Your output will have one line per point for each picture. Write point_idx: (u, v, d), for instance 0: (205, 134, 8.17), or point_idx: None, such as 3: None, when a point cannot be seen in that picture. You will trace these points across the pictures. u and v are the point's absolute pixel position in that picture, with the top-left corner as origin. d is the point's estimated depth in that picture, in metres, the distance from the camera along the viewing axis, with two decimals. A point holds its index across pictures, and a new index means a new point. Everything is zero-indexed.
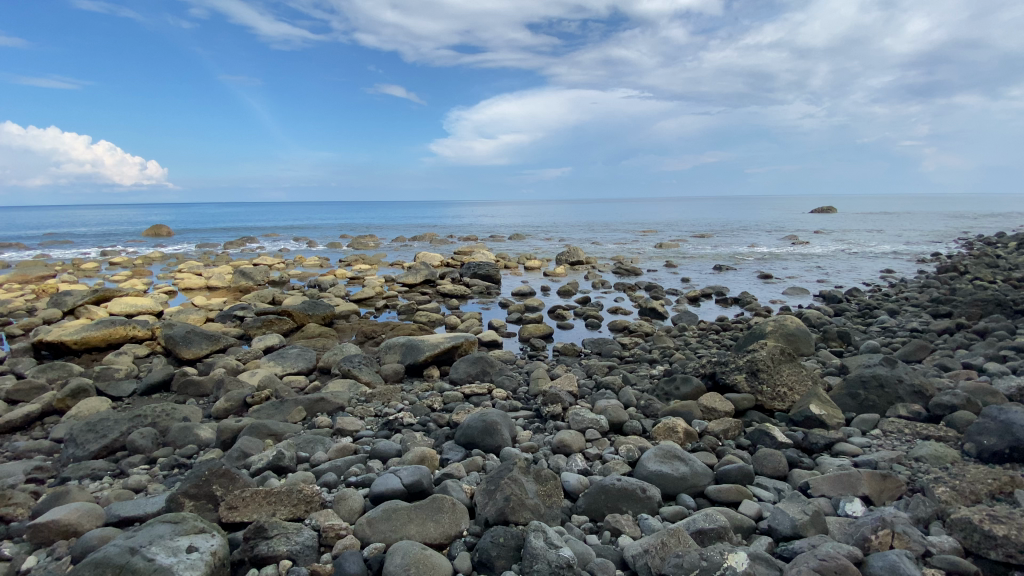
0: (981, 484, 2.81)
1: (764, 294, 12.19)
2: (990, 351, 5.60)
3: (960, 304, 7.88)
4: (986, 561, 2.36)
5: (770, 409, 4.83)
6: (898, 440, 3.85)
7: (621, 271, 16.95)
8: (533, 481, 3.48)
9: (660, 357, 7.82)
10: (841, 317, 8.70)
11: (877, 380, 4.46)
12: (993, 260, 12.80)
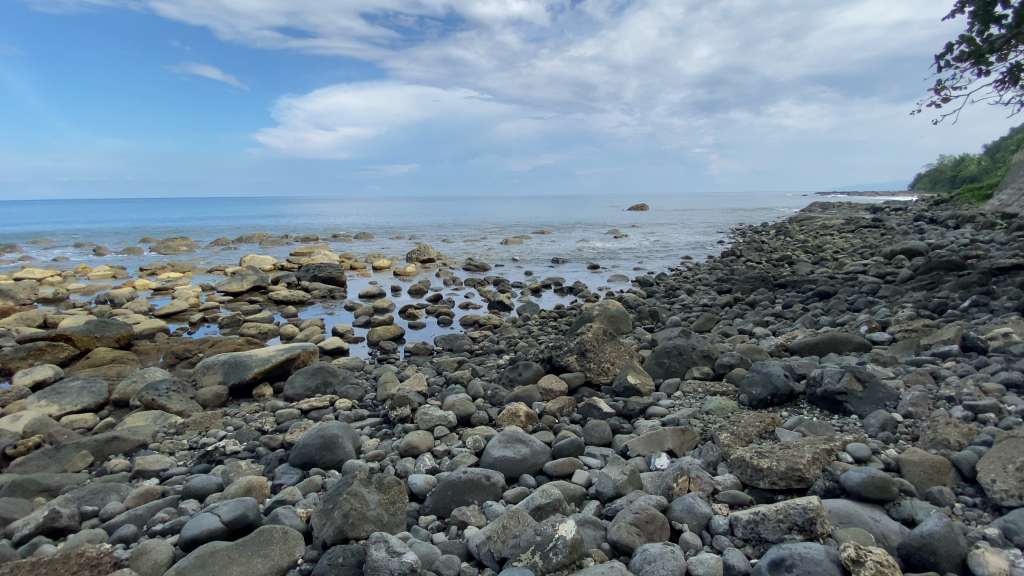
0: (751, 427, 3.44)
1: (596, 282, 13.52)
2: (755, 318, 6.99)
3: (736, 283, 9.72)
4: (758, 489, 2.80)
5: (597, 384, 5.36)
6: (694, 398, 4.56)
7: (469, 267, 17.29)
8: (376, 490, 3.32)
9: (505, 347, 8.16)
10: (655, 298, 10.06)
11: (677, 349, 5.23)
12: (758, 245, 16.06)
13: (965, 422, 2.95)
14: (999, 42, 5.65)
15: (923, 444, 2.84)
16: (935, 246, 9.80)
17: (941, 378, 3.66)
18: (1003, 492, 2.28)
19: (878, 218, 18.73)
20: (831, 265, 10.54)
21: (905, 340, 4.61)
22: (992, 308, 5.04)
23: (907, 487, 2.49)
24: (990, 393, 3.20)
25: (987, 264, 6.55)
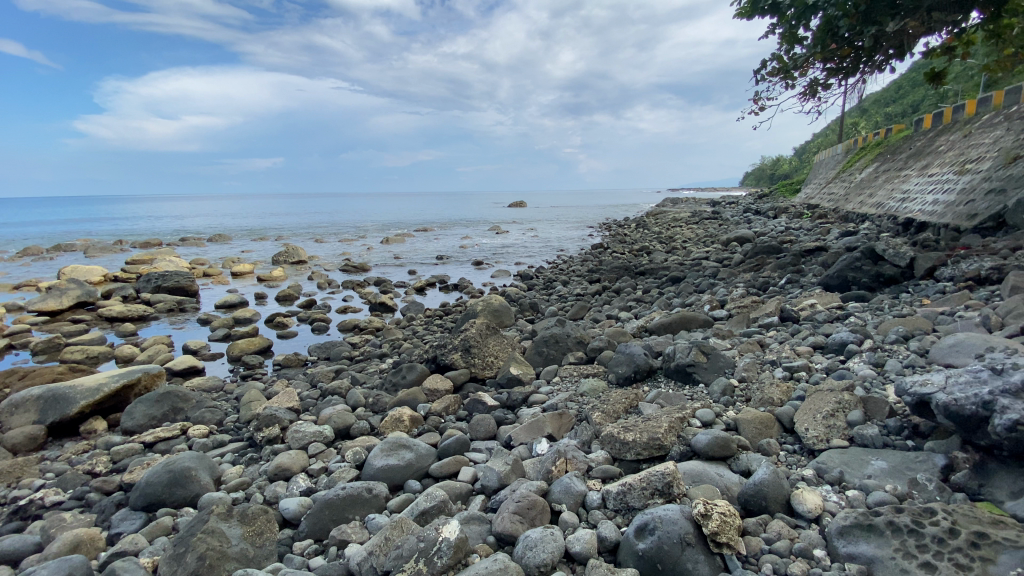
0: (620, 404, 3.73)
1: (479, 278, 13.66)
2: (622, 304, 7.61)
3: (605, 272, 10.50)
4: (626, 461, 3.04)
5: (481, 378, 5.40)
6: (571, 381, 4.81)
7: (347, 268, 16.37)
8: (239, 524, 2.98)
9: (388, 350, 7.86)
10: (534, 290, 10.46)
11: (555, 338, 5.49)
12: (623, 237, 17.51)
13: (785, 380, 3.49)
14: (799, 61, 6.78)
15: (754, 403, 3.30)
16: (760, 233, 11.55)
17: (766, 345, 4.32)
18: (814, 438, 2.70)
19: (717, 210, 21.56)
20: (682, 253, 11.88)
21: (739, 315, 5.35)
22: (801, 284, 6.07)
23: (744, 443, 2.86)
24: (801, 354, 3.84)
25: (797, 247, 7.88)
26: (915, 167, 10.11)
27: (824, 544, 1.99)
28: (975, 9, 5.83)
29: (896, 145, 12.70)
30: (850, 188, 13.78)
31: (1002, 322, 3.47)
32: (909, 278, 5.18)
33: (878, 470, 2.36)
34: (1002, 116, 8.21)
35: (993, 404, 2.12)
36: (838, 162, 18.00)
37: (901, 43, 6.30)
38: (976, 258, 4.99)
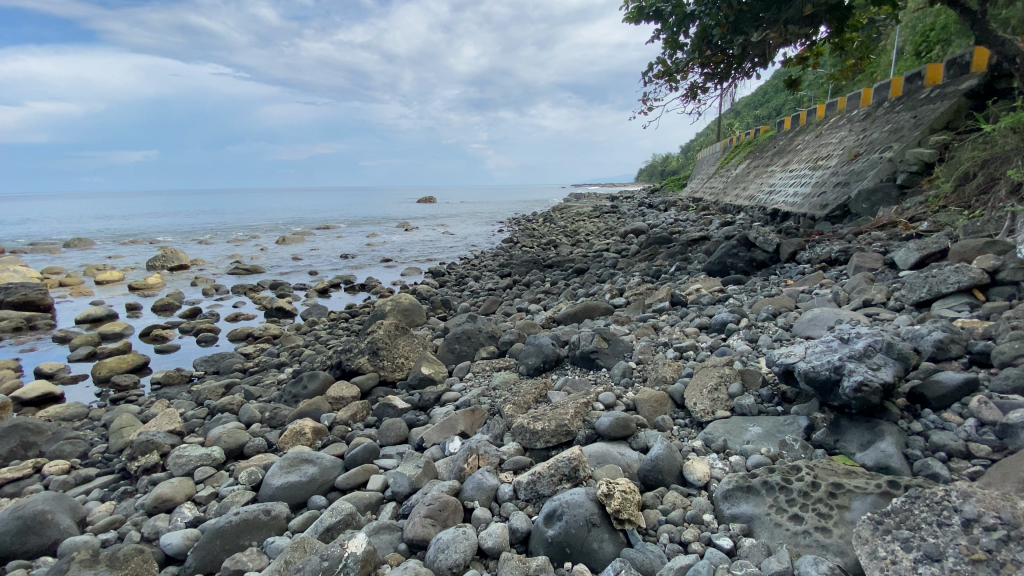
0: (530, 395, 3.79)
1: (387, 276, 13.21)
2: (532, 296, 7.76)
3: (515, 266, 10.64)
4: (536, 451, 3.09)
5: (391, 381, 5.21)
6: (483, 376, 4.81)
7: (238, 271, 15.00)
8: (108, 570, 2.60)
9: (288, 358, 7.33)
10: (445, 287, 10.32)
11: (466, 334, 5.44)
12: (531, 231, 17.91)
13: (676, 360, 3.77)
14: (681, 65, 7.32)
15: (651, 383, 3.51)
16: (654, 225, 12.40)
17: (660, 329, 4.63)
18: (702, 411, 2.94)
19: (615, 205, 22.82)
20: (585, 245, 12.39)
21: (636, 302, 5.68)
22: (689, 271, 6.60)
23: (642, 422, 3.04)
24: (690, 335, 4.17)
25: (685, 237, 8.55)
26: (779, 163, 11.43)
27: (712, 508, 2.17)
28: (822, 24, 6.63)
29: (763, 143, 14.26)
30: (728, 182, 15.25)
31: (848, 297, 4.02)
32: (776, 261, 5.84)
33: (755, 435, 2.62)
34: (844, 119, 9.51)
35: (842, 368, 2.44)
36: (717, 159, 19.82)
37: (765, 53, 7.04)
38: (827, 242, 5.75)
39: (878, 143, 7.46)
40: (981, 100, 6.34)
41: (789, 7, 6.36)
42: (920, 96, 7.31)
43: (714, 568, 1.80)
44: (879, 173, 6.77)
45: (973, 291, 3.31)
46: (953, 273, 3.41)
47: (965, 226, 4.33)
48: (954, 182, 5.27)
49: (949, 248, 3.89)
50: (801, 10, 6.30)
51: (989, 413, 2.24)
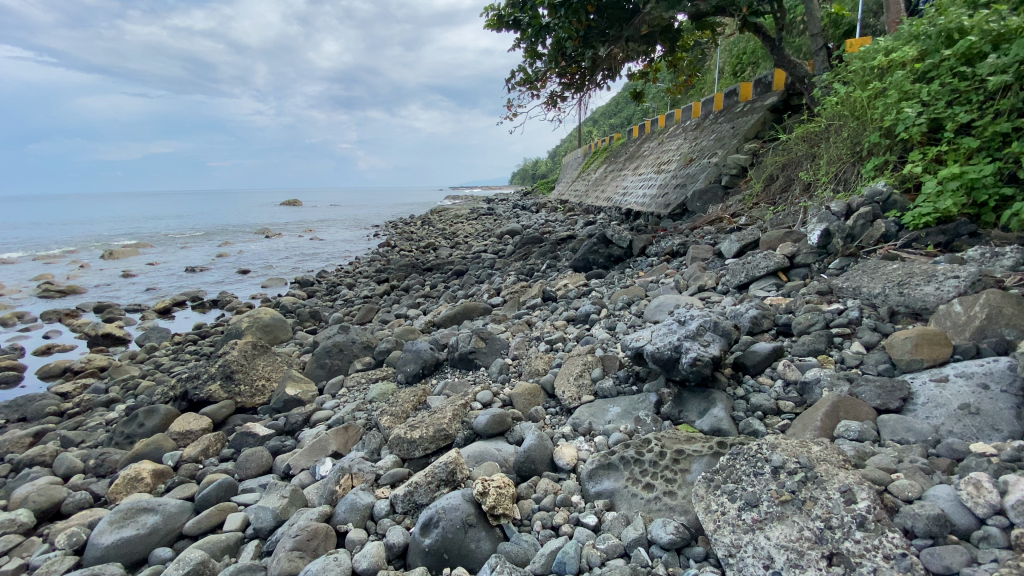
0: (407, 403, 3.67)
1: (246, 290, 11.94)
2: (409, 301, 7.57)
3: (391, 271, 10.30)
4: (414, 460, 3.01)
5: (252, 407, 4.71)
6: (357, 388, 4.56)
7: (48, 293, 12.42)
8: None
9: (121, 393, 6.25)
10: (314, 298, 9.62)
11: (337, 347, 5.12)
12: (408, 234, 17.51)
13: (547, 352, 3.95)
14: (541, 74, 7.69)
15: (525, 377, 3.63)
16: (527, 225, 12.89)
17: (533, 324, 4.81)
18: (570, 398, 3.13)
19: (489, 207, 23.35)
20: (462, 247, 12.46)
21: (511, 300, 5.84)
22: (558, 268, 6.97)
23: (517, 416, 3.12)
24: (560, 328, 4.40)
25: (554, 236, 9.03)
26: (631, 167, 12.62)
27: (580, 489, 2.30)
28: (657, 43, 7.44)
29: (618, 149, 15.63)
30: (590, 184, 16.45)
31: (687, 285, 4.57)
32: (630, 256, 6.42)
33: (615, 415, 2.85)
34: (680, 128, 10.81)
35: (680, 347, 2.77)
36: (579, 164, 21.31)
37: (612, 67, 7.72)
38: (671, 237, 6.47)
39: (707, 149, 8.59)
40: (778, 115, 7.62)
41: (629, 25, 7.02)
42: (736, 110, 8.57)
43: (581, 546, 1.91)
44: (708, 175, 7.70)
45: (778, 273, 3.97)
46: (763, 259, 4.05)
47: (771, 219, 5.17)
48: (763, 183, 6.27)
49: (760, 238, 4.60)
50: (640, 29, 7.00)
51: (791, 374, 2.70)
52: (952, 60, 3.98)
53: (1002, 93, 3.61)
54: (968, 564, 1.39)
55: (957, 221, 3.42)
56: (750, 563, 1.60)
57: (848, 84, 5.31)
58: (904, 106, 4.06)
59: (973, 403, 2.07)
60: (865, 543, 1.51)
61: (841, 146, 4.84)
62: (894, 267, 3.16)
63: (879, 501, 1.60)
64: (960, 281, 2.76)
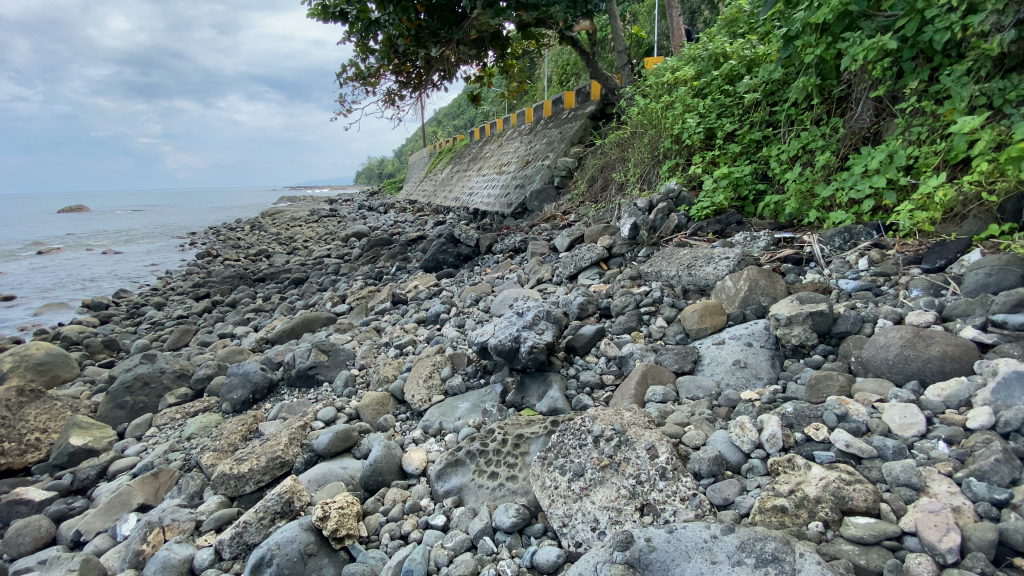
0: (235, 433, 3.26)
1: (10, 321, 9.42)
2: (237, 318, 6.74)
3: (214, 284, 9.04)
4: (245, 497, 2.68)
5: (22, 468, 3.73)
6: (171, 425, 3.91)
7: None
8: None
9: None
10: (111, 323, 7.99)
11: (141, 380, 4.33)
12: (235, 241, 15.57)
13: (396, 357, 3.84)
14: (373, 70, 7.40)
15: (372, 386, 3.48)
16: (373, 227, 12.41)
17: (382, 330, 4.64)
18: (419, 401, 3.09)
19: (332, 208, 21.96)
20: (302, 253, 11.46)
21: (357, 307, 5.55)
22: (408, 270, 6.84)
23: (365, 428, 2.98)
24: (407, 331, 4.32)
25: (401, 238, 8.82)
26: (474, 168, 12.96)
27: (429, 492, 2.29)
28: (488, 49, 7.69)
29: (461, 150, 15.91)
30: (436, 184, 16.49)
31: (528, 278, 4.85)
32: (477, 254, 6.58)
33: (464, 411, 2.90)
34: (516, 131, 11.42)
35: (519, 337, 2.92)
36: (425, 164, 21.21)
37: (447, 68, 7.78)
38: (513, 234, 6.78)
39: (540, 151, 9.20)
40: (597, 122, 8.48)
41: (459, 29, 7.10)
42: (563, 117, 9.34)
43: (429, 549, 1.90)
44: (543, 176, 8.25)
45: (600, 263, 4.42)
46: (588, 251, 4.49)
47: (594, 216, 5.75)
48: (588, 183, 6.93)
49: (585, 232, 5.08)
50: (469, 33, 7.13)
51: (611, 350, 3.03)
52: (719, 80, 4.83)
53: (754, 108, 4.50)
54: (739, 493, 1.69)
55: (727, 213, 4.18)
56: (580, 529, 1.76)
57: (647, 97, 6.13)
58: (686, 118, 4.85)
59: (742, 358, 2.54)
60: (667, 490, 1.75)
61: (645, 151, 5.58)
62: (685, 253, 3.74)
63: (675, 453, 1.87)
64: (729, 261, 3.37)
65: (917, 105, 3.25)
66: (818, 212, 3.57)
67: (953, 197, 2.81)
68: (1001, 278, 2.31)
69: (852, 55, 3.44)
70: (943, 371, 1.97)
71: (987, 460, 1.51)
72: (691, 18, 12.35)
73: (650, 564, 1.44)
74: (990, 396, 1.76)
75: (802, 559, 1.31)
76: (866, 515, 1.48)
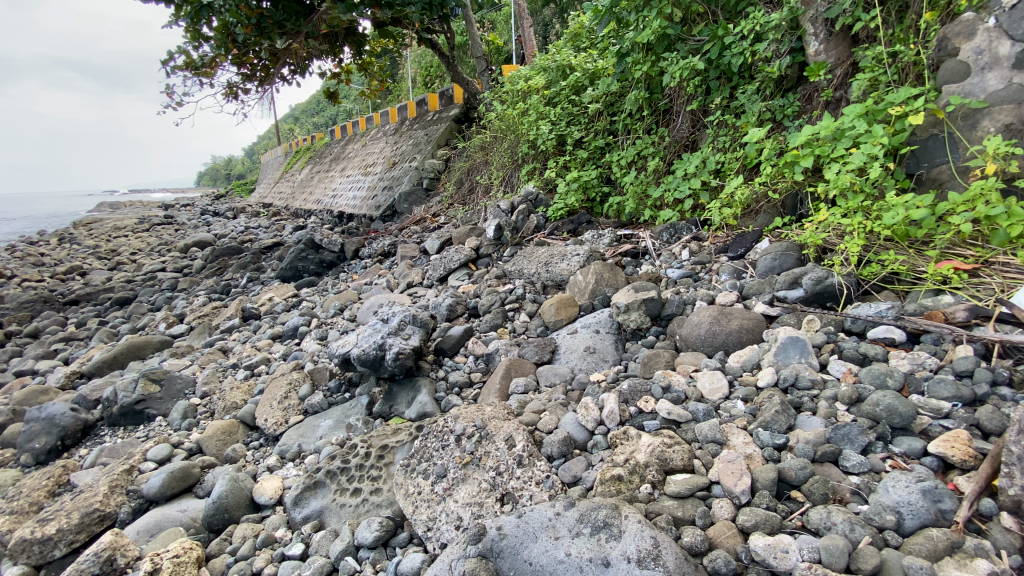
0: (38, 489, 2.71)
1: None
2: (41, 350, 5.57)
3: (7, 312, 7.36)
4: (55, 563, 2.25)
5: None
6: None
7: None
8: None
9: None
10: None
11: None
12: (37, 258, 12.83)
13: (246, 379, 3.49)
14: (208, 60, 6.59)
15: (218, 414, 3.13)
16: (221, 234, 11.11)
17: (230, 350, 4.19)
18: (275, 425, 2.86)
19: (169, 214, 19.17)
20: (130, 267, 9.83)
21: (200, 326, 4.93)
22: (263, 280, 6.24)
23: (209, 462, 2.67)
24: (261, 349, 3.96)
25: (254, 245, 8.02)
26: (336, 169, 12.28)
27: (286, 520, 2.14)
28: (342, 45, 7.32)
29: (321, 149, 14.97)
30: (295, 186, 15.29)
31: (396, 283, 4.75)
32: (342, 260, 6.26)
33: (326, 428, 2.75)
34: (381, 132, 11.07)
35: (383, 344, 2.85)
36: (281, 164, 19.54)
37: (298, 62, 7.26)
38: (381, 238, 6.57)
39: (406, 153, 9.04)
40: (461, 125, 8.58)
41: (307, 21, 6.63)
42: (427, 118, 9.28)
43: None
44: (410, 178, 8.10)
45: (468, 264, 4.49)
46: (455, 253, 4.53)
47: (461, 218, 5.81)
48: (455, 185, 6.99)
49: (453, 234, 5.11)
50: (319, 27, 6.71)
51: (478, 349, 3.11)
52: (566, 90, 5.18)
53: (597, 117, 4.91)
54: (585, 469, 1.86)
55: (579, 214, 4.52)
56: (444, 529, 1.78)
57: (505, 103, 6.35)
58: (540, 125, 5.13)
59: (591, 344, 2.77)
60: (523, 477, 1.85)
61: (506, 155, 5.80)
62: (543, 251, 3.97)
63: (530, 440, 1.98)
64: (580, 257, 3.65)
65: (722, 118, 3.83)
66: (651, 211, 4.03)
67: (748, 196, 3.37)
68: (782, 262, 2.82)
69: (671, 72, 3.93)
70: (741, 342, 2.37)
71: (769, 411, 1.85)
72: (544, 30, 13.01)
73: (502, 551, 1.54)
74: (773, 359, 2.16)
75: (627, 520, 1.46)
76: (684, 471, 1.72)
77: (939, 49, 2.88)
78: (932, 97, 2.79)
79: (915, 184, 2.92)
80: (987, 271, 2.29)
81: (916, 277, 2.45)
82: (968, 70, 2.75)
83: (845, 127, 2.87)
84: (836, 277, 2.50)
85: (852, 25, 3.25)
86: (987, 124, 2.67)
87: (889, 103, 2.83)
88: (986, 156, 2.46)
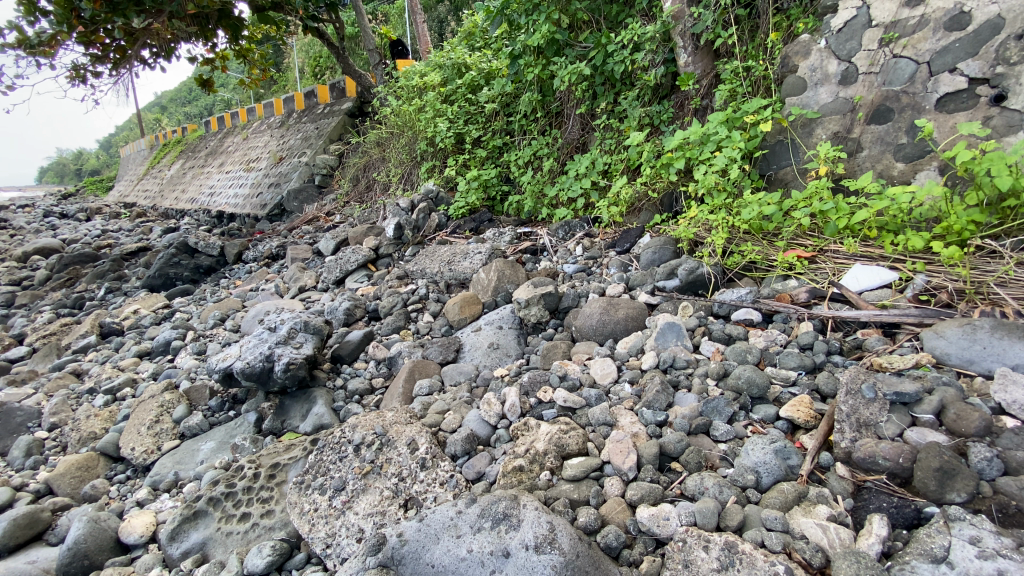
0: None
1: None
2: None
3: None
4: None
5: None
6: None
7: None
8: None
9: None
10: None
11: None
12: None
13: (108, 404, 3.08)
14: (45, 37, 5.54)
15: (72, 449, 2.73)
16: (70, 239, 9.59)
17: (85, 373, 3.64)
18: (145, 453, 2.56)
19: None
20: None
21: (44, 348, 4.22)
22: (126, 290, 5.51)
23: (62, 504, 2.32)
24: (125, 369, 3.50)
25: (115, 251, 7.04)
26: (213, 164, 11.15)
27: (162, 558, 1.93)
28: (215, 28, 6.61)
29: (194, 143, 13.48)
30: (163, 184, 13.61)
31: (287, 288, 4.46)
32: (224, 264, 5.72)
33: (209, 451, 2.51)
34: (265, 125, 10.24)
35: (272, 355, 2.66)
36: (145, 158, 17.28)
37: (161, 44, 6.46)
38: (268, 239, 6.09)
39: (295, 148, 8.47)
40: (355, 120, 8.21)
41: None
42: (317, 112, 8.76)
43: None
44: (301, 175, 7.61)
45: (367, 265, 4.33)
46: (352, 254, 4.33)
47: (359, 217, 5.59)
48: (351, 182, 6.69)
49: (350, 234, 4.90)
50: (185, 7, 6.00)
51: (379, 353, 3.02)
52: (462, 89, 5.17)
53: (494, 117, 4.98)
54: (488, 464, 1.90)
55: (480, 212, 4.57)
56: (344, 544, 1.72)
57: (401, 98, 6.19)
58: (437, 122, 5.07)
59: (493, 340, 2.82)
60: (427, 479, 1.84)
61: (404, 152, 5.68)
62: (444, 250, 3.95)
63: (433, 441, 1.97)
64: (481, 255, 3.68)
65: (607, 122, 4.08)
66: (548, 209, 4.18)
67: (633, 195, 3.63)
68: (661, 255, 3.08)
69: (561, 77, 4.09)
70: (627, 330, 2.55)
71: (651, 392, 2.01)
72: (439, 26, 12.87)
73: (404, 557, 1.53)
74: (655, 343, 2.36)
75: (525, 509, 1.52)
76: (579, 455, 1.83)
77: (783, 66, 3.30)
78: (778, 108, 3.20)
79: (767, 183, 3.33)
80: (823, 258, 2.68)
81: (768, 265, 2.79)
82: (804, 84, 3.21)
83: (710, 133, 3.21)
84: (705, 267, 2.79)
85: (714, 41, 3.62)
86: (819, 132, 3.13)
87: (744, 112, 3.19)
88: (819, 160, 2.90)
